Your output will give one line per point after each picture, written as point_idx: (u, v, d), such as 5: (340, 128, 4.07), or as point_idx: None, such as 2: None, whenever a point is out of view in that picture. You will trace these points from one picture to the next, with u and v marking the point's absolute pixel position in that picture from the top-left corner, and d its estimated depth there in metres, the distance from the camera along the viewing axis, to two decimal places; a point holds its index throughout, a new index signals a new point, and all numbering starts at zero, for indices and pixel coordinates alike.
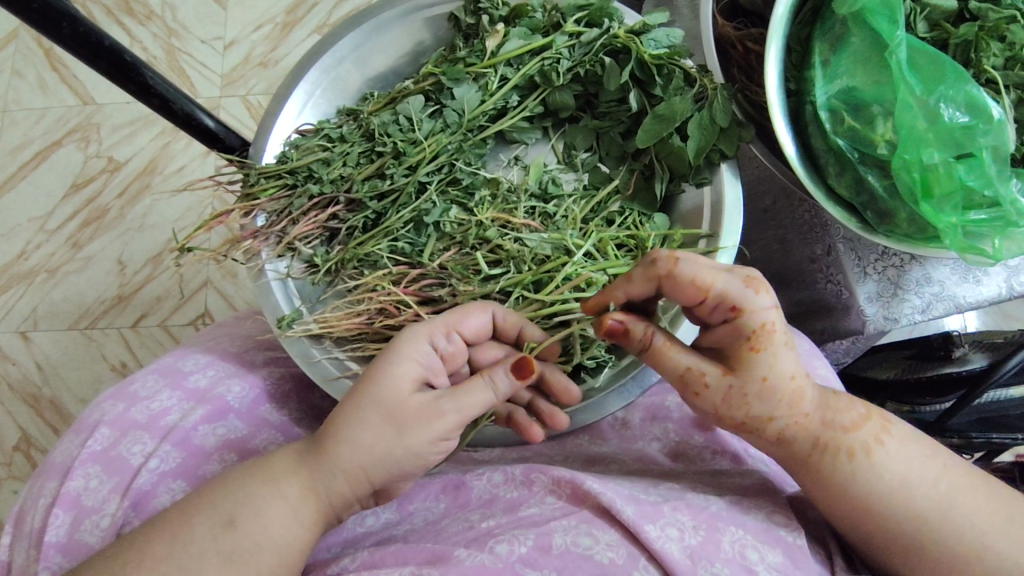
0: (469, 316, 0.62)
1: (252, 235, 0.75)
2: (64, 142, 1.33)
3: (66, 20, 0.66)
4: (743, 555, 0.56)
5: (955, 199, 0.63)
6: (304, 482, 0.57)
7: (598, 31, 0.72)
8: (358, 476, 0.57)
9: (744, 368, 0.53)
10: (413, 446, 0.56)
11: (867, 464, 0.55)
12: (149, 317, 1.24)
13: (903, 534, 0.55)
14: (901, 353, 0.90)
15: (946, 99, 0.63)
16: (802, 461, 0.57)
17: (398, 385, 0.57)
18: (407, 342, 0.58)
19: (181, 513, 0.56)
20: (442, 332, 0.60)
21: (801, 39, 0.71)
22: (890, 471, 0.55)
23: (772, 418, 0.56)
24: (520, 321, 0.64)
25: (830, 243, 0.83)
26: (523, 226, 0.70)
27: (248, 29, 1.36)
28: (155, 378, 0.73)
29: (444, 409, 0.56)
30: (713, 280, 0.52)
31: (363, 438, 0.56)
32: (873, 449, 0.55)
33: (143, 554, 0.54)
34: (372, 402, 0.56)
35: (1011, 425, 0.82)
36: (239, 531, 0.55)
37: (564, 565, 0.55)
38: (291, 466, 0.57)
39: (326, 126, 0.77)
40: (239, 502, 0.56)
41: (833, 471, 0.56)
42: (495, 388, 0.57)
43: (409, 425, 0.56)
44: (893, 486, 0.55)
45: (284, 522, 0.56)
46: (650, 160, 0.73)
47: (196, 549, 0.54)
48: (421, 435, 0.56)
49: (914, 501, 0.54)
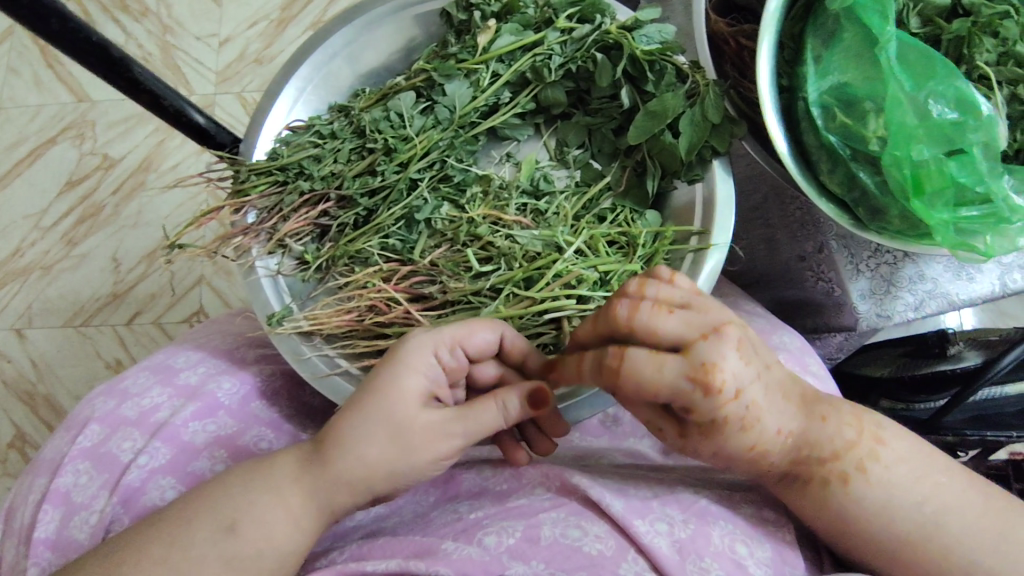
0: (476, 333, 0.59)
1: (242, 231, 0.75)
2: (58, 139, 1.33)
3: (55, 16, 0.65)
4: (732, 548, 0.57)
5: (946, 195, 0.63)
6: (309, 492, 0.57)
7: (589, 27, 0.72)
8: (362, 490, 0.57)
9: (698, 409, 0.51)
10: (417, 465, 0.57)
11: (863, 482, 0.56)
12: (143, 314, 1.23)
13: (866, 533, 0.56)
14: (893, 350, 0.90)
15: (935, 94, 0.63)
16: (786, 483, 0.59)
17: (408, 404, 0.56)
18: (413, 355, 0.57)
19: (180, 515, 0.56)
20: (446, 345, 0.58)
21: (793, 35, 0.70)
22: (898, 487, 0.56)
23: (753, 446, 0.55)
24: (528, 349, 0.62)
25: (822, 240, 0.80)
26: (514, 223, 0.70)
27: (243, 26, 1.35)
28: (146, 375, 0.73)
29: (451, 431, 0.57)
30: (719, 354, 0.49)
31: (370, 454, 0.56)
32: (868, 467, 0.56)
33: (142, 554, 0.54)
34: (378, 418, 0.56)
35: (1006, 424, 0.84)
36: (241, 537, 0.55)
37: (552, 555, 0.55)
38: (295, 475, 0.57)
39: (316, 121, 0.76)
40: (241, 507, 0.56)
41: (810, 493, 0.57)
42: (506, 410, 0.57)
43: (416, 445, 0.56)
44: (930, 515, 0.55)
45: (287, 531, 0.56)
46: (642, 157, 0.73)
47: (195, 554, 0.54)
48: (424, 455, 0.57)
49: (900, 522, 0.56)
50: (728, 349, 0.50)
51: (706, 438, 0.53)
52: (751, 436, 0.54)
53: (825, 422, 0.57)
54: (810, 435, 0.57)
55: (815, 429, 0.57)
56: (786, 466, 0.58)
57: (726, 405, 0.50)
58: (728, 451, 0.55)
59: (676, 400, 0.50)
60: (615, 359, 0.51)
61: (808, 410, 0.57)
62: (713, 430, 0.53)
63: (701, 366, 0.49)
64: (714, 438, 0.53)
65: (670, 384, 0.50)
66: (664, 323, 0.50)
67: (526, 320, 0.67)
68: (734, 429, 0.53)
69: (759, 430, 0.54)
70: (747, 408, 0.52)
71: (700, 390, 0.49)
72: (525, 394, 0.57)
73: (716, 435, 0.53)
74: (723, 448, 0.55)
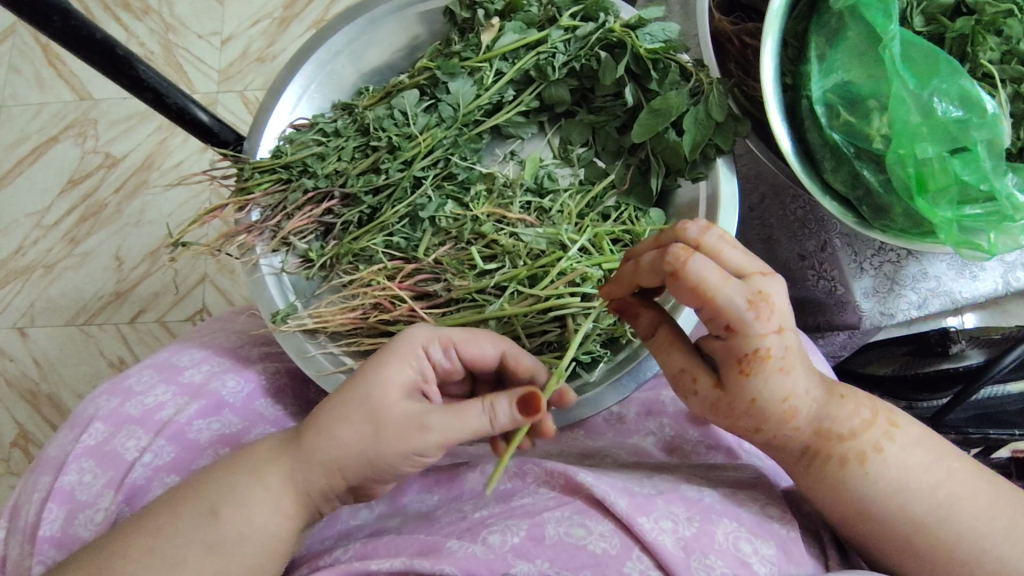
0: (474, 341, 0.60)
1: (246, 230, 0.75)
2: (60, 137, 1.33)
3: (58, 14, 0.65)
4: (736, 546, 0.57)
5: (950, 194, 0.63)
6: (285, 473, 0.57)
7: (593, 25, 0.72)
8: (336, 472, 0.56)
9: (742, 334, 0.50)
10: (384, 453, 0.55)
11: (878, 463, 0.55)
12: (147, 312, 1.24)
13: (878, 520, 0.56)
14: (898, 347, 0.89)
15: (939, 93, 0.63)
16: (799, 463, 0.58)
17: (389, 391, 0.56)
18: (403, 343, 0.59)
19: (169, 505, 0.56)
20: (438, 344, 0.59)
21: (797, 33, 0.71)
22: (912, 470, 0.56)
23: (785, 400, 0.54)
24: (534, 367, 0.61)
25: (825, 238, 0.81)
26: (518, 221, 0.70)
27: (245, 25, 1.35)
28: (150, 373, 0.73)
29: (429, 424, 0.55)
30: (771, 288, 0.50)
31: (343, 437, 0.56)
32: (883, 447, 0.56)
33: (131, 545, 0.54)
34: (359, 399, 0.56)
35: (1009, 422, 0.84)
36: (223, 522, 0.55)
37: (556, 555, 0.55)
38: (274, 455, 0.57)
39: (320, 120, 0.76)
40: (224, 493, 0.56)
41: (828, 475, 0.56)
42: (493, 415, 0.54)
43: (389, 434, 0.55)
44: (943, 500, 0.55)
45: (269, 515, 0.56)
46: (646, 155, 0.73)
47: (181, 540, 0.54)
48: (397, 446, 0.55)
49: (913, 506, 0.55)
50: (780, 287, 0.51)
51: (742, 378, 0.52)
52: (787, 385, 0.54)
53: (842, 400, 0.57)
54: (829, 409, 0.56)
55: (834, 405, 0.56)
56: (807, 437, 0.56)
57: (771, 334, 0.50)
58: (763, 398, 0.54)
59: (725, 319, 0.50)
60: (676, 262, 0.49)
61: (828, 391, 0.57)
62: (749, 368, 0.52)
63: (757, 292, 0.50)
64: (750, 377, 0.52)
65: (729, 298, 0.49)
66: (729, 251, 0.51)
67: (532, 318, 0.67)
68: (768, 372, 0.52)
69: (793, 381, 0.54)
70: (787, 349, 0.52)
71: (754, 312, 0.49)
72: (515, 399, 0.54)
73: (755, 373, 0.52)
74: (761, 393, 0.53)
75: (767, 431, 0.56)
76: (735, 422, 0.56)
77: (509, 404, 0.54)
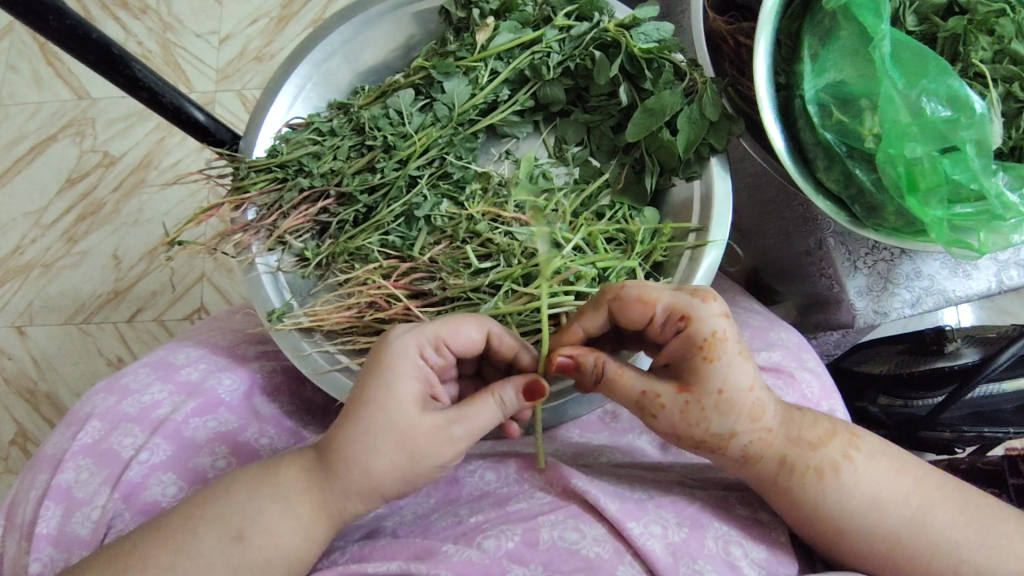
0: (460, 331, 0.57)
1: (242, 229, 0.76)
2: (58, 137, 1.33)
3: (53, 13, 0.65)
4: (726, 550, 0.58)
5: (940, 194, 0.63)
6: (317, 503, 0.56)
7: (588, 24, 0.72)
8: (370, 495, 0.56)
9: (693, 318, 0.54)
10: (424, 471, 0.55)
11: (851, 472, 0.56)
12: (144, 312, 1.24)
13: (853, 534, 0.56)
14: (892, 348, 0.92)
15: (928, 92, 0.63)
16: (773, 483, 0.58)
17: (406, 409, 0.54)
18: (401, 359, 0.55)
19: (187, 521, 0.56)
20: (431, 345, 0.57)
21: (790, 32, 0.71)
22: (883, 481, 0.56)
23: (751, 391, 0.55)
24: (518, 345, 0.61)
25: (820, 237, 0.81)
26: (513, 220, 0.70)
27: (243, 24, 1.36)
28: (146, 371, 0.73)
29: (456, 436, 0.54)
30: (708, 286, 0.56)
31: (377, 468, 0.54)
32: (853, 455, 0.57)
33: (147, 560, 0.54)
34: (383, 428, 0.54)
35: (1002, 420, 0.86)
36: (249, 546, 0.55)
37: (550, 559, 0.56)
38: (303, 482, 0.56)
39: (315, 119, 0.76)
40: (249, 518, 0.55)
41: (806, 490, 0.56)
42: (503, 405, 0.55)
43: (419, 450, 0.54)
44: (915, 510, 0.56)
45: (294, 537, 0.56)
46: (640, 154, 0.73)
47: (203, 560, 0.54)
48: (434, 460, 0.55)
49: (888, 519, 0.56)
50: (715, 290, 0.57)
51: (698, 363, 0.54)
52: (749, 374, 0.55)
53: (802, 412, 0.59)
54: (793, 414, 0.58)
55: (795, 417, 0.58)
56: (779, 445, 0.57)
57: (721, 315, 0.54)
58: (729, 386, 0.54)
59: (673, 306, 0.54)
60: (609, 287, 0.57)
61: (787, 406, 0.59)
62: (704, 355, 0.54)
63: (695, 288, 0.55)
64: (712, 366, 0.53)
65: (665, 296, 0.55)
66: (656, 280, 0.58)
67: (526, 316, 0.68)
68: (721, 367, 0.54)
69: (752, 369, 0.55)
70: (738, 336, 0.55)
71: (698, 296, 0.54)
72: (521, 387, 0.55)
73: (716, 358, 0.53)
74: (727, 381, 0.54)
75: (741, 435, 0.56)
76: (707, 431, 0.55)
77: (516, 390, 0.55)
